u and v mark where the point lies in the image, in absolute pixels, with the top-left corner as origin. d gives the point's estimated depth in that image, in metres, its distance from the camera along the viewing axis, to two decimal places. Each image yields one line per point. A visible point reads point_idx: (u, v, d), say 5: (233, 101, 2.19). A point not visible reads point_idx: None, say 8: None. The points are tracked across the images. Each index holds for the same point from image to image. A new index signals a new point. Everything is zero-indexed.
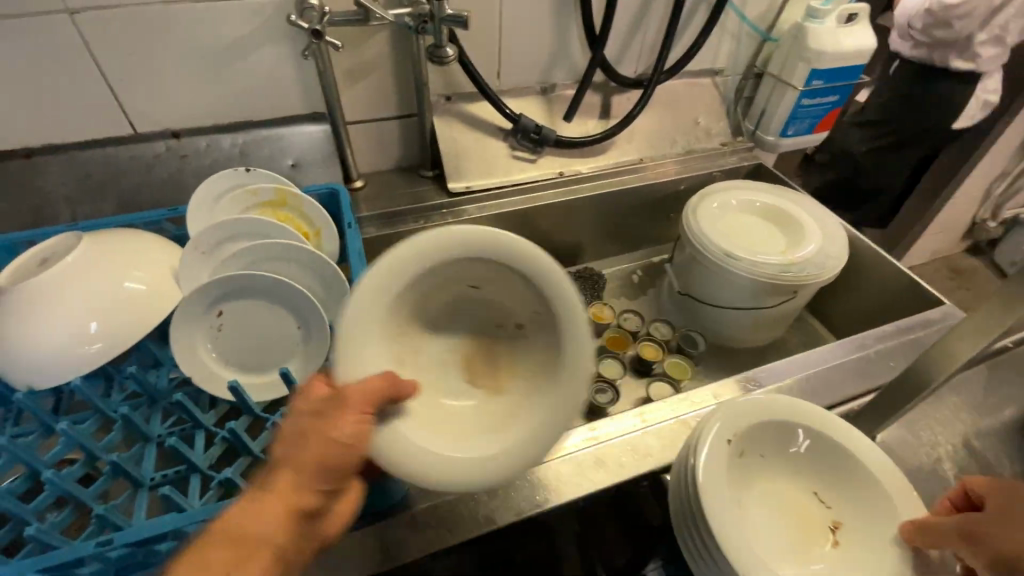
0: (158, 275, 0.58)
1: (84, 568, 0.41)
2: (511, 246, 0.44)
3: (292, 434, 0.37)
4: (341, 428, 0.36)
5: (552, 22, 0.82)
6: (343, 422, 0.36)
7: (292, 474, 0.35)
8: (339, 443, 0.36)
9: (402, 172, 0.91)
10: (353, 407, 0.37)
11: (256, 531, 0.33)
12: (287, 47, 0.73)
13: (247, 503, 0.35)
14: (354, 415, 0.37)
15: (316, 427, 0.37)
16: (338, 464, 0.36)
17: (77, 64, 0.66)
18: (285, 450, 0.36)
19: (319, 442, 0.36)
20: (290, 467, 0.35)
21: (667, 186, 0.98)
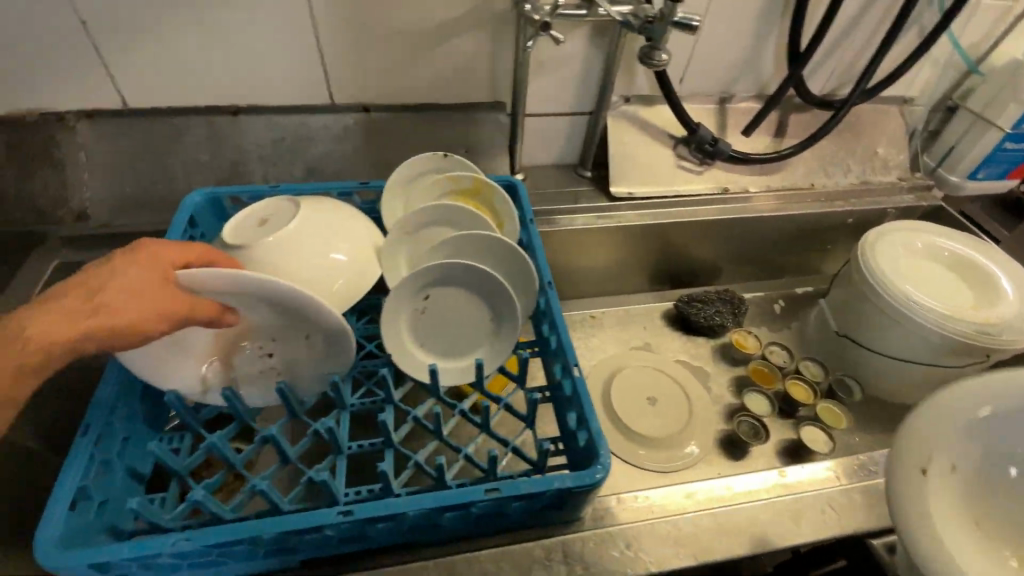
0: (360, 252, 0.59)
1: (312, 534, 0.42)
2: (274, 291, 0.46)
3: (123, 286, 0.42)
4: (149, 296, 0.42)
5: (754, 32, 0.77)
6: (148, 292, 0.42)
7: (103, 328, 0.40)
8: (123, 301, 0.41)
9: (561, 168, 0.89)
10: (181, 305, 0.43)
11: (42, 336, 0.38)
12: (488, 34, 0.72)
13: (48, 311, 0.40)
14: (187, 303, 0.44)
15: (145, 293, 0.42)
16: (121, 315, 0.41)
17: (294, 33, 0.67)
18: (107, 300, 0.41)
19: (149, 306, 0.42)
20: (107, 316, 0.40)
21: (831, 216, 0.91)
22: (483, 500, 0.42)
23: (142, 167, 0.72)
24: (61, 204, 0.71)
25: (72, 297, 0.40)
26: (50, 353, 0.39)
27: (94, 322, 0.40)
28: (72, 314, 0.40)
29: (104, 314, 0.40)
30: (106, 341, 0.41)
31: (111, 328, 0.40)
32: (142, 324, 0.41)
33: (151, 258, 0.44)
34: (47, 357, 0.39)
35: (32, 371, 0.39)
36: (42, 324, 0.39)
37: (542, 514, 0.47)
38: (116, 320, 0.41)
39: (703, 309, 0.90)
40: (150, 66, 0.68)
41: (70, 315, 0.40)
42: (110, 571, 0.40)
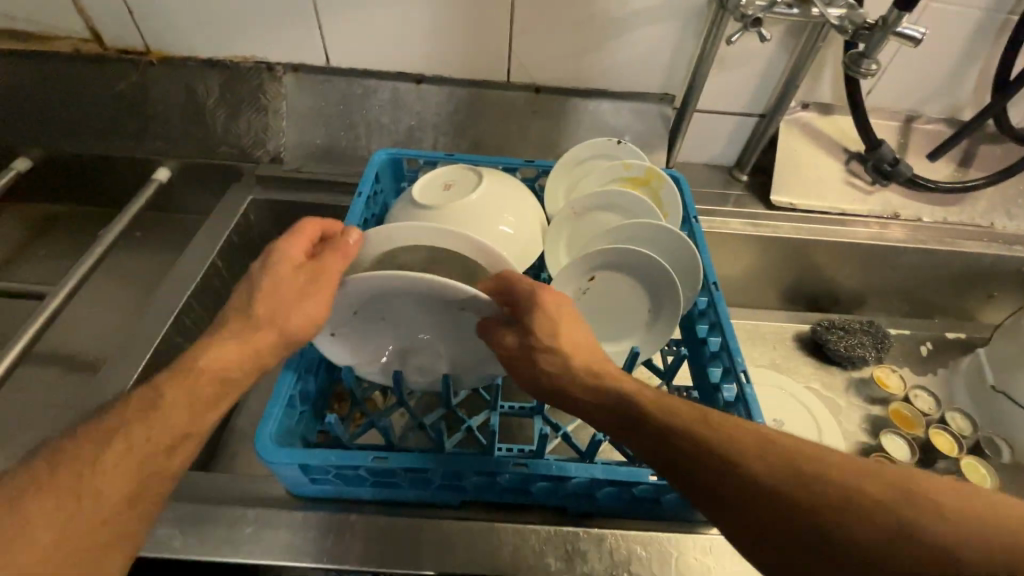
0: (531, 227, 0.62)
1: (485, 480, 0.45)
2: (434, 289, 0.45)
3: (275, 287, 0.44)
4: (293, 275, 0.45)
5: (965, 49, 0.71)
6: (303, 291, 0.44)
7: (277, 336, 0.43)
8: (286, 312, 0.43)
9: (714, 171, 0.87)
10: (326, 272, 0.46)
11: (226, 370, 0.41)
12: (675, 27, 0.71)
13: (212, 350, 0.41)
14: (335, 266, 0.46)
15: (286, 279, 0.44)
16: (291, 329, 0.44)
17: (491, 12, 0.70)
18: (266, 312, 0.43)
19: (312, 298, 0.44)
20: (279, 330, 0.43)
21: (1011, 260, 0.83)
22: (648, 482, 0.43)
23: (332, 122, 0.78)
24: (261, 146, 0.79)
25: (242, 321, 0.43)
26: (230, 374, 0.41)
27: (271, 334, 0.43)
28: (241, 335, 0.42)
29: (266, 323, 0.43)
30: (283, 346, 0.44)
31: (282, 329, 0.43)
32: (304, 310, 0.44)
33: (284, 250, 0.46)
34: (230, 379, 0.41)
35: (211, 380, 0.40)
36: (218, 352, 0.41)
37: (694, 510, 0.47)
38: (285, 320, 0.43)
39: (845, 339, 0.85)
40: (356, 29, 0.73)
41: (238, 339, 0.42)
42: (310, 473, 0.44)
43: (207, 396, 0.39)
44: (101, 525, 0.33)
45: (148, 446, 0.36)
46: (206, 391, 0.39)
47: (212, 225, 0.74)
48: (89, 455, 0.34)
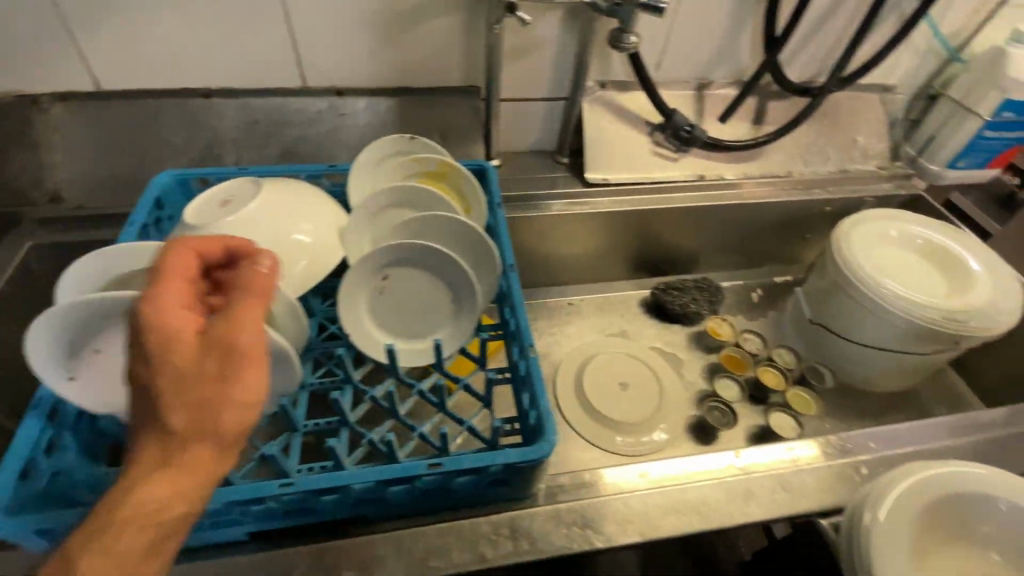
0: (322, 232, 0.59)
1: (259, 507, 0.42)
2: None
3: (177, 382, 0.32)
4: (191, 354, 0.32)
5: (730, 16, 0.77)
6: (185, 381, 0.32)
7: (219, 445, 0.32)
8: (228, 411, 0.32)
9: (538, 155, 0.89)
10: (242, 327, 0.33)
11: (154, 512, 0.31)
12: (459, 17, 0.71)
13: (118, 489, 0.31)
14: (258, 314, 0.35)
15: (184, 368, 0.32)
16: (220, 428, 0.32)
17: (265, 18, 0.68)
18: (187, 420, 0.32)
19: (246, 381, 0.33)
20: (215, 439, 0.32)
21: (809, 204, 0.91)
22: (426, 474, 0.43)
23: (114, 151, 0.72)
24: (38, 185, 0.70)
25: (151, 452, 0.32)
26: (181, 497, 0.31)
27: (203, 447, 0.32)
28: (163, 458, 0.32)
29: (190, 432, 0.32)
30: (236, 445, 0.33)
31: (220, 433, 0.32)
32: (244, 387, 0.32)
33: (163, 331, 0.32)
34: (173, 513, 0.31)
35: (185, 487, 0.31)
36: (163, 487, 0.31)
37: (492, 490, 0.47)
38: (216, 418, 0.32)
39: (679, 296, 0.92)
40: (120, 47, 0.68)
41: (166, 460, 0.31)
42: (60, 532, 0.41)
43: (133, 540, 0.31)
44: None
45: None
46: (139, 536, 0.31)
47: None
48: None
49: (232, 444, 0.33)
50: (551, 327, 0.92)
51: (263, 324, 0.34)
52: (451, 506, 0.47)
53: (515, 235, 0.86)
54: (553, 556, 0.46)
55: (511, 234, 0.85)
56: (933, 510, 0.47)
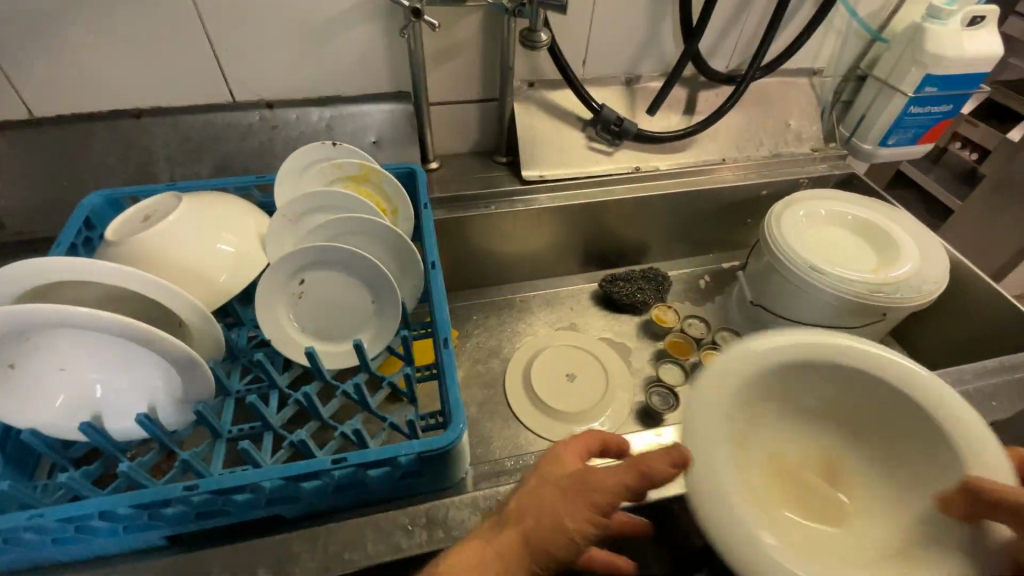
0: (245, 241, 0.60)
1: (171, 510, 0.43)
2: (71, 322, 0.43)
3: (549, 514, 0.38)
4: (556, 490, 0.39)
5: (647, 9, 0.79)
6: (562, 493, 0.39)
7: (531, 548, 0.38)
8: (534, 513, 0.39)
9: (477, 156, 0.90)
10: (596, 472, 0.38)
11: None
12: (380, 25, 0.73)
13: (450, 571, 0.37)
14: (573, 453, 0.44)
15: (564, 495, 0.38)
16: (554, 536, 0.37)
17: (185, 36, 0.69)
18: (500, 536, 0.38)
19: (569, 501, 0.38)
20: (519, 531, 0.38)
21: (747, 189, 0.93)
22: (333, 469, 0.44)
23: (45, 177, 0.72)
24: None
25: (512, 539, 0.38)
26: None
27: (560, 540, 0.37)
28: (512, 555, 0.38)
29: (519, 539, 0.38)
30: (537, 549, 0.37)
31: (592, 496, 0.37)
32: (568, 517, 0.37)
33: (551, 453, 0.44)
34: None
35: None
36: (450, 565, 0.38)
37: (408, 482, 0.48)
38: (559, 529, 0.37)
39: (625, 287, 0.92)
40: (43, 72, 0.69)
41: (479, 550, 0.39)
42: None
43: None
44: None
45: None
46: None
47: None
48: None
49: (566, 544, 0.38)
50: (501, 324, 0.93)
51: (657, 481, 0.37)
52: (369, 499, 0.48)
53: (457, 236, 0.87)
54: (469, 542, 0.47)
55: (453, 235, 0.86)
56: (749, 384, 0.42)
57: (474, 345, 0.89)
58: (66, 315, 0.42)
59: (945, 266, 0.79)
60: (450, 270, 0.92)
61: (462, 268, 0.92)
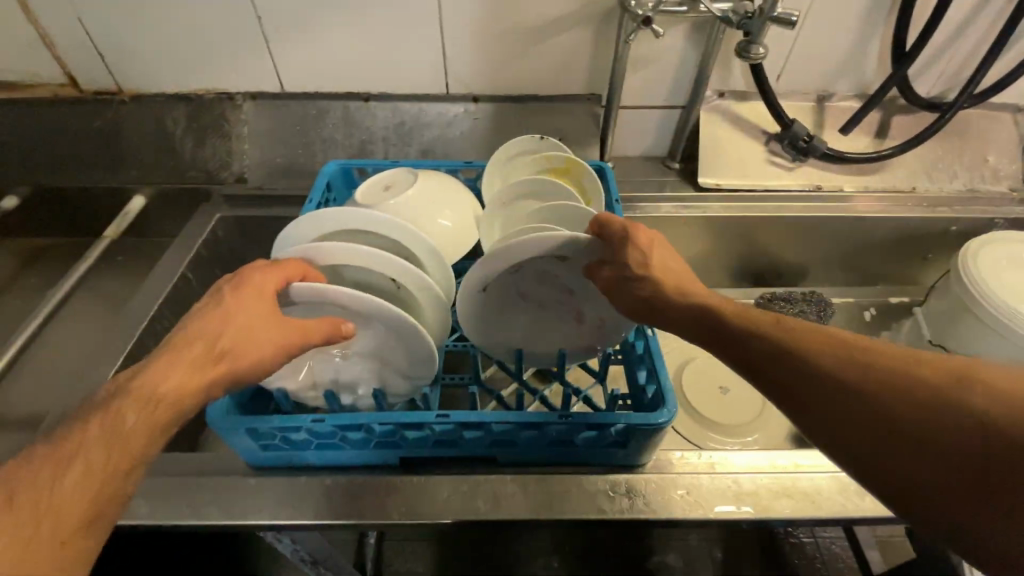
0: (462, 217, 0.68)
1: (416, 434, 0.49)
2: (362, 259, 0.51)
3: (244, 337, 0.44)
4: (264, 314, 0.45)
5: (860, 28, 0.77)
6: (260, 334, 0.44)
7: (188, 364, 0.41)
8: (245, 343, 0.44)
9: (648, 162, 0.93)
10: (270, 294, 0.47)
11: (158, 412, 0.39)
12: (590, 31, 0.78)
13: (154, 369, 0.40)
14: (263, 317, 0.45)
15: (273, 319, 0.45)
16: (240, 355, 0.43)
17: (423, 33, 0.78)
18: (225, 357, 0.43)
19: (265, 335, 0.44)
20: (186, 362, 0.41)
21: (934, 222, 0.88)
22: (559, 423, 0.48)
23: (287, 144, 0.85)
24: (226, 168, 0.85)
25: (197, 351, 0.42)
26: (190, 391, 0.41)
27: (228, 371, 0.43)
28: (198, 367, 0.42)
29: (230, 349, 0.43)
30: (218, 375, 0.42)
31: (267, 351, 0.44)
32: (275, 347, 0.45)
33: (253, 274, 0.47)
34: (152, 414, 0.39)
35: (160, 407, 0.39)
36: (167, 371, 0.40)
37: (611, 451, 0.52)
38: (253, 346, 0.44)
39: (787, 308, 0.90)
40: (302, 57, 0.81)
41: (175, 350, 0.41)
42: (260, 438, 0.49)
43: (140, 428, 0.38)
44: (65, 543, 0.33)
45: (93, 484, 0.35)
46: (145, 431, 0.38)
47: (182, 245, 0.81)
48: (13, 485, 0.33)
49: (273, 356, 0.45)
50: None
51: (294, 332, 0.45)
52: (572, 459, 0.52)
53: None
54: (665, 517, 0.49)
55: None
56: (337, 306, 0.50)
57: None
58: (368, 252, 0.51)
59: None
60: None
61: None
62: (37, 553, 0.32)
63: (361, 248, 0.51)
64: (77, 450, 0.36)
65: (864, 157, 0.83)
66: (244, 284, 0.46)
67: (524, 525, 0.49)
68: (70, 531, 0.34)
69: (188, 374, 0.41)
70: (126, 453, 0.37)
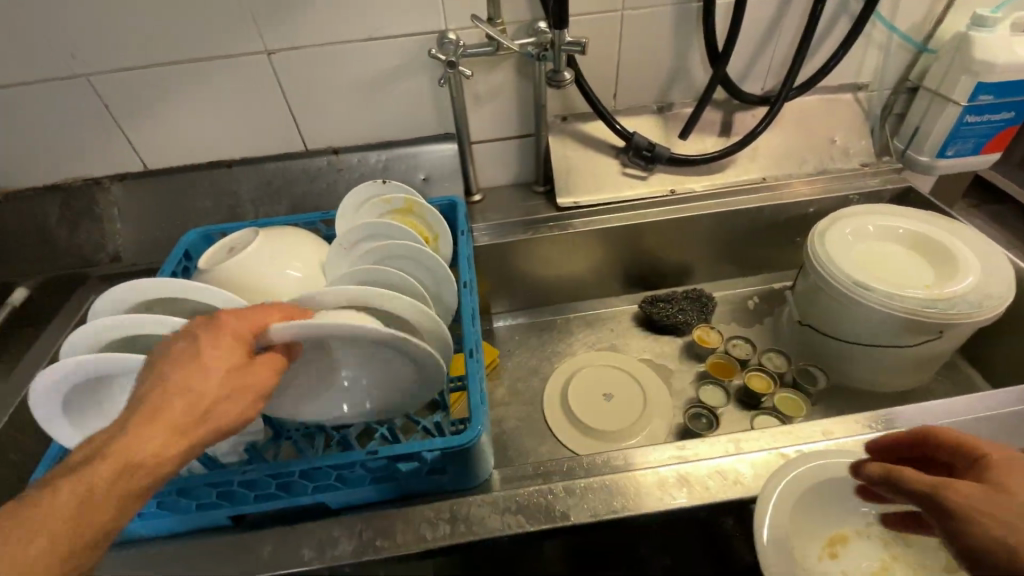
0: (307, 267, 0.70)
1: (235, 489, 0.50)
2: (147, 326, 0.53)
3: (228, 394, 0.41)
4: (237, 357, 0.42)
5: (674, 41, 0.83)
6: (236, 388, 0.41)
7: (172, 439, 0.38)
8: (222, 397, 0.40)
9: (517, 188, 0.97)
10: (259, 374, 0.43)
11: (129, 478, 0.37)
12: (426, 76, 0.83)
13: (131, 436, 0.37)
14: (228, 372, 0.41)
15: (240, 376, 0.42)
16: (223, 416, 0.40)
17: (269, 99, 0.82)
18: (221, 416, 0.40)
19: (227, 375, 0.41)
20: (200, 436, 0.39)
21: (790, 207, 0.92)
22: (367, 460, 0.49)
23: (158, 220, 0.87)
24: (102, 250, 0.88)
25: (179, 412, 0.38)
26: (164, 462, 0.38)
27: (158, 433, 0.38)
28: (93, 526, 0.36)
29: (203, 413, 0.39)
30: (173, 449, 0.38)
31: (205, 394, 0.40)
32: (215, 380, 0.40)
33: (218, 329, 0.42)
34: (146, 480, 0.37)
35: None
36: (142, 447, 0.37)
37: (436, 476, 0.53)
38: (217, 405, 0.40)
39: (665, 308, 0.93)
40: (157, 135, 0.84)
41: (151, 416, 0.38)
42: None
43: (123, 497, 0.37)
44: None
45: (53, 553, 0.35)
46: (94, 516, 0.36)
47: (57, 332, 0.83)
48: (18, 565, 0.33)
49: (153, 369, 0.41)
50: (542, 343, 0.96)
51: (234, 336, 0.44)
52: (401, 491, 0.53)
53: (501, 260, 0.92)
54: (490, 537, 0.50)
55: (496, 260, 0.92)
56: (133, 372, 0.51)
57: (513, 364, 0.92)
58: (150, 317, 0.52)
59: (1014, 279, 0.73)
60: (496, 295, 0.97)
61: (507, 294, 0.98)
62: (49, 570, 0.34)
63: (142, 316, 0.52)
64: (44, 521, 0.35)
65: (705, 158, 0.88)
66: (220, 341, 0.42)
67: (347, 568, 0.50)
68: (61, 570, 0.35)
69: (57, 539, 0.35)
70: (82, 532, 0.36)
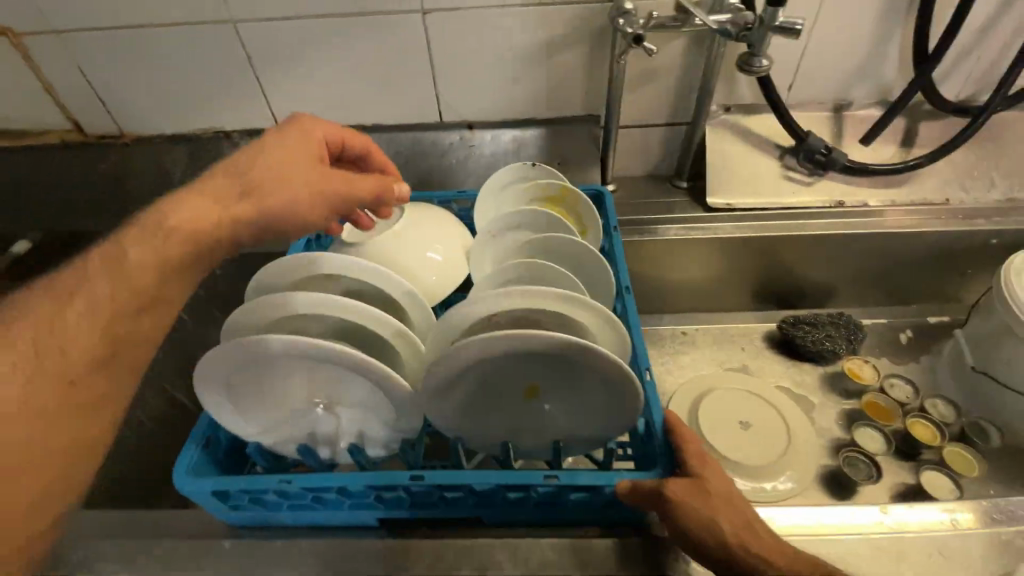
0: (452, 251, 0.65)
1: (394, 494, 0.46)
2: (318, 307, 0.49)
3: (278, 174, 0.50)
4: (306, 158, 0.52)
5: (874, 32, 0.72)
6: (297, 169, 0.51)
7: (218, 202, 0.46)
8: (282, 177, 0.49)
9: (654, 182, 0.89)
10: (321, 175, 0.52)
11: (171, 247, 0.43)
12: (584, 50, 0.75)
13: (184, 196, 0.46)
14: (286, 158, 0.51)
15: (309, 170, 0.51)
16: (277, 194, 0.49)
17: (414, 62, 0.76)
18: (273, 191, 0.49)
19: (290, 163, 0.51)
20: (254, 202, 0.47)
21: (974, 235, 0.80)
22: (545, 484, 0.44)
23: None
24: None
25: (222, 184, 0.47)
26: (198, 230, 0.45)
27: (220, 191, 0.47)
28: (109, 318, 0.40)
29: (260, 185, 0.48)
30: (235, 221, 0.46)
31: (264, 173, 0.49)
32: (284, 167, 0.50)
33: (297, 130, 0.54)
34: (175, 255, 0.43)
35: (95, 417, 0.39)
36: (194, 209, 0.45)
37: (605, 507, 0.48)
38: (278, 183, 0.49)
39: (812, 333, 0.83)
40: (293, 91, 0.80)
41: (203, 190, 0.47)
42: (230, 501, 0.47)
43: (156, 258, 0.42)
44: (68, 383, 0.37)
45: (101, 314, 0.39)
46: (128, 280, 0.41)
47: None
48: (64, 317, 0.38)
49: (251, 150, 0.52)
50: (663, 355, 0.88)
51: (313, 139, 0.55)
52: (564, 517, 0.48)
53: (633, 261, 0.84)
54: None
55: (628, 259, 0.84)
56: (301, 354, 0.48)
57: None
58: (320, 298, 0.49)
59: None
60: None
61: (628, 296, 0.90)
62: (76, 350, 0.38)
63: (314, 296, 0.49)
64: (73, 293, 0.39)
65: (890, 169, 0.77)
66: (288, 134, 0.53)
67: None
68: (85, 359, 0.38)
69: (87, 326, 0.39)
70: (129, 291, 0.41)
